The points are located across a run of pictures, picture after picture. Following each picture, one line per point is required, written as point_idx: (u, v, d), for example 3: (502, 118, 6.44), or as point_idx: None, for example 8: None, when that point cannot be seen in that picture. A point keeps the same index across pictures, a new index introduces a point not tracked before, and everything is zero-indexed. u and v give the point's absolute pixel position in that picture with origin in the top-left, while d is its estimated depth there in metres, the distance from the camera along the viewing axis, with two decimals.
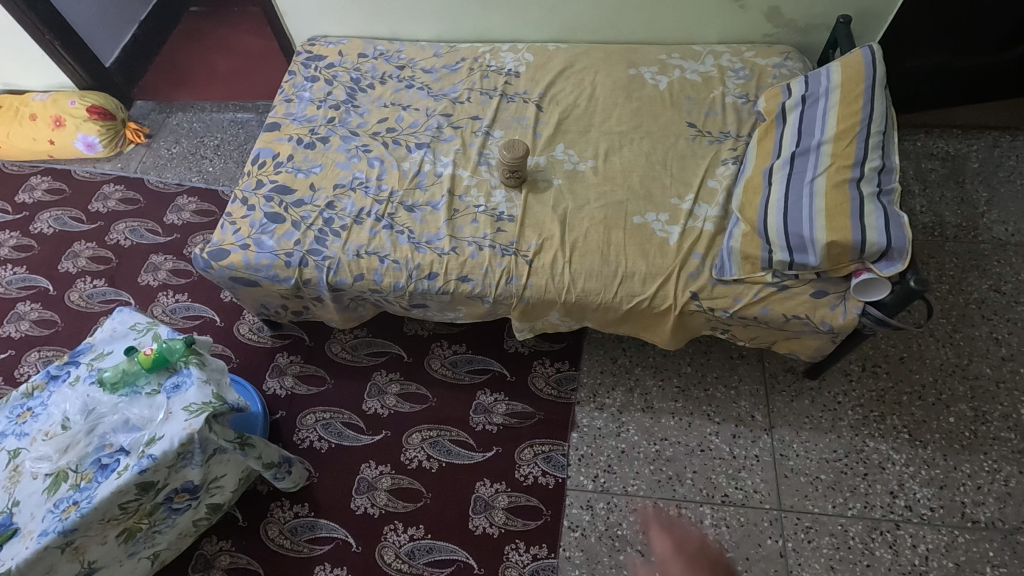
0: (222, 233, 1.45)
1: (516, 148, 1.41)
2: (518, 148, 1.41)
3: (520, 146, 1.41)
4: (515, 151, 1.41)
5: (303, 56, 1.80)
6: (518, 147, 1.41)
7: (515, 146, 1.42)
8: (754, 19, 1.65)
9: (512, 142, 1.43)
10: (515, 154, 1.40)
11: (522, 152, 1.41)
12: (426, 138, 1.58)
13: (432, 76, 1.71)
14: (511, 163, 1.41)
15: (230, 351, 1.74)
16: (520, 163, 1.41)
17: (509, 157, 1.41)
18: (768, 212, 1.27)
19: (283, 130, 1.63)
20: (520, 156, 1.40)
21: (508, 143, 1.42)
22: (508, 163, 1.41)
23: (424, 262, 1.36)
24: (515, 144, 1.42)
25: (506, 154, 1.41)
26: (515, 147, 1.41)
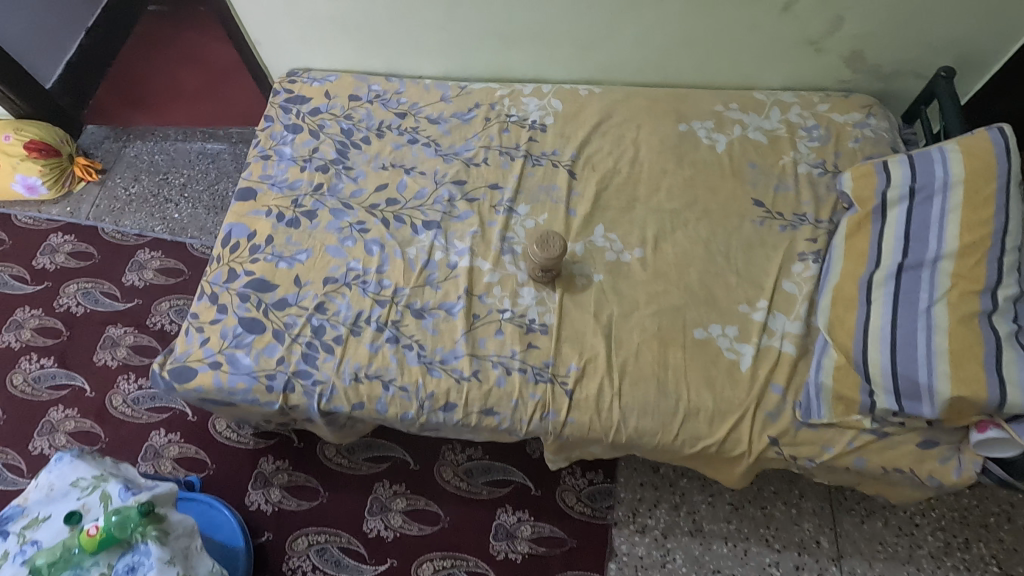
0: (186, 344, 1.18)
1: (551, 245, 1.17)
2: (555, 244, 1.17)
3: (556, 242, 1.17)
4: (551, 249, 1.16)
5: (282, 96, 1.49)
6: (554, 243, 1.17)
7: (548, 241, 1.17)
8: (832, 63, 1.35)
9: (544, 236, 1.18)
10: (549, 254, 1.16)
11: (560, 250, 1.16)
12: (436, 215, 1.30)
13: (440, 127, 1.41)
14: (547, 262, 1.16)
15: (206, 453, 1.48)
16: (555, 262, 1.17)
17: (544, 256, 1.16)
18: (869, 341, 1.02)
19: (259, 200, 1.34)
20: (556, 256, 1.16)
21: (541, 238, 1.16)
22: (541, 262, 1.16)
23: (439, 389, 1.11)
24: (547, 236, 1.18)
25: (536, 252, 1.16)
26: (550, 243, 1.17)
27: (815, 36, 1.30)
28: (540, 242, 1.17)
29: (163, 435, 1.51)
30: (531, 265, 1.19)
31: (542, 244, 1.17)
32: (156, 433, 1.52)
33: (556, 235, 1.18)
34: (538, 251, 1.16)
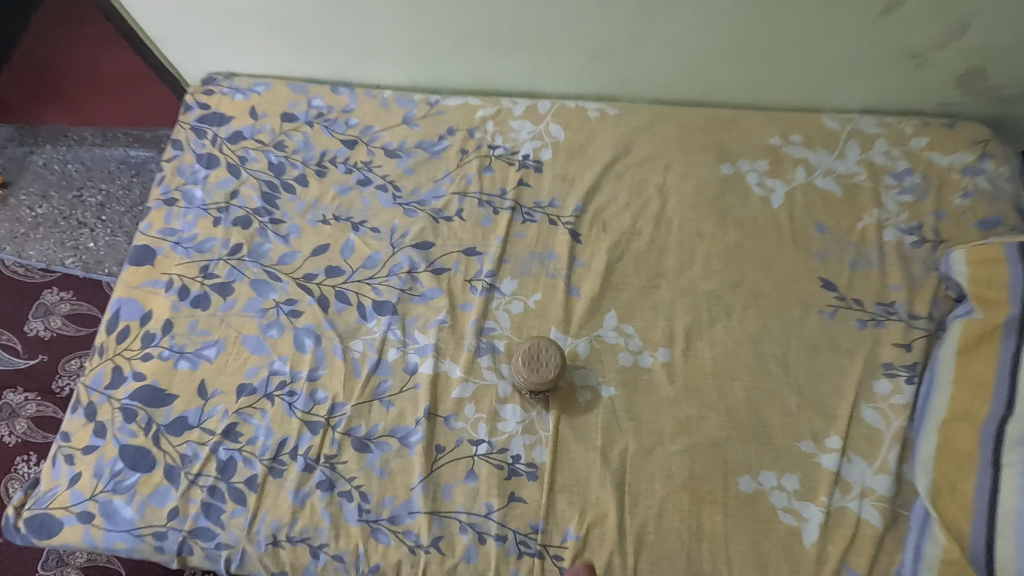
0: (52, 481, 0.87)
1: (544, 363, 0.87)
2: (552, 361, 0.87)
3: (553, 359, 0.87)
4: (544, 370, 0.86)
5: (194, 113, 1.13)
6: (550, 361, 0.87)
7: (542, 356, 0.87)
8: (935, 81, 0.98)
9: (537, 349, 0.88)
10: (540, 376, 0.86)
11: (556, 372, 0.86)
12: (391, 294, 0.96)
13: (401, 163, 1.07)
14: (536, 388, 0.86)
15: (120, 562, 1.21)
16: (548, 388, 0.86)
17: (530, 380, 0.86)
18: (1000, 532, 0.70)
19: (158, 266, 1.01)
20: (548, 380, 0.86)
21: (529, 354, 0.87)
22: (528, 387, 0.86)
23: (386, 562, 0.81)
24: (542, 348, 0.88)
25: (520, 371, 0.86)
26: (542, 360, 0.87)
27: (920, 46, 0.93)
28: (528, 357, 0.87)
29: None
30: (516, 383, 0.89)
31: (533, 360, 0.87)
32: None
33: (555, 347, 0.88)
34: (523, 370, 0.86)
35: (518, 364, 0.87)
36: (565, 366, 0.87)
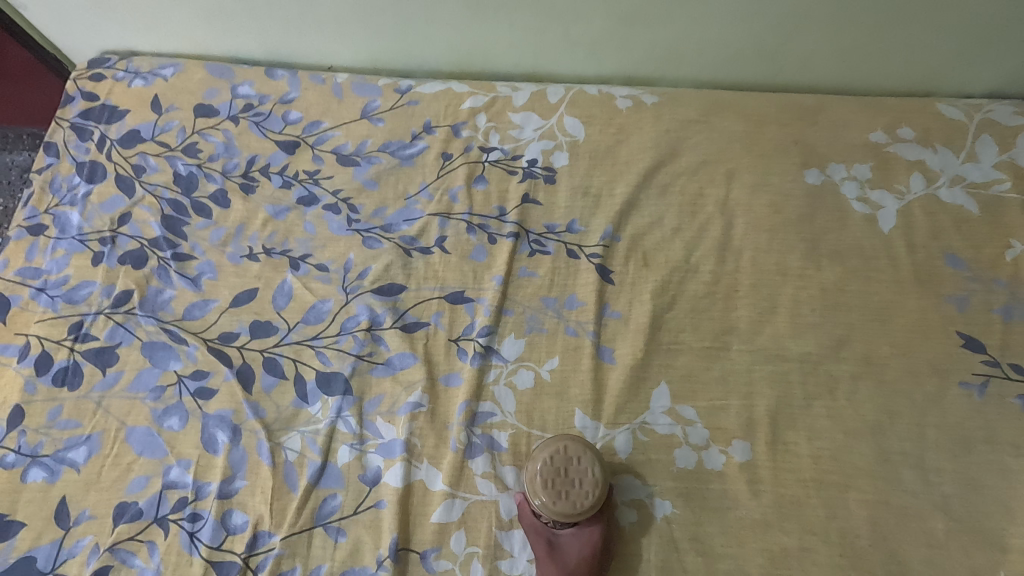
0: None
1: (575, 484, 0.57)
2: (588, 482, 0.57)
3: (591, 477, 0.58)
4: (576, 494, 0.57)
5: (76, 107, 0.83)
6: (585, 478, 0.58)
7: (571, 471, 0.58)
8: None
9: (563, 460, 0.58)
10: (570, 507, 0.56)
11: (595, 499, 0.57)
12: (344, 364, 0.67)
13: (360, 173, 0.77)
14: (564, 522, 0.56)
15: None
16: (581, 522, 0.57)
17: (554, 513, 0.56)
18: None
19: (11, 324, 0.71)
20: (582, 513, 0.56)
21: (553, 470, 0.58)
22: (551, 519, 0.57)
23: None
24: (572, 458, 0.59)
25: (536, 497, 0.57)
26: (572, 479, 0.57)
27: None
28: (549, 475, 0.58)
29: None
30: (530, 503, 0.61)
31: (559, 479, 0.58)
32: None
33: (592, 455, 0.59)
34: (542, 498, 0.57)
35: (533, 485, 0.57)
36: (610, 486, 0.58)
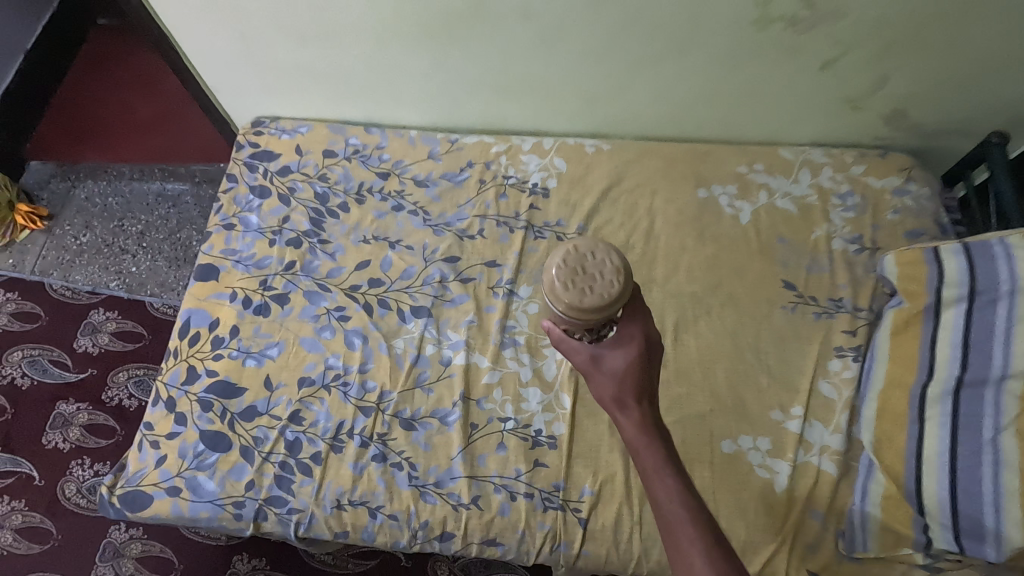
0: (140, 462, 1.03)
1: (596, 277, 0.66)
2: (609, 273, 0.66)
3: (609, 265, 0.66)
4: (600, 285, 0.65)
5: (246, 151, 1.31)
6: (604, 269, 0.66)
7: (588, 268, 0.66)
8: (869, 121, 1.19)
9: (578, 259, 0.67)
10: (599, 298, 0.65)
11: (620, 283, 0.65)
12: (427, 301, 1.14)
13: (429, 192, 1.25)
14: (595, 313, 0.65)
15: (171, 552, 1.34)
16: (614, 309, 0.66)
17: (587, 305, 0.65)
18: (925, 469, 0.90)
19: (223, 281, 1.17)
20: (612, 298, 0.65)
21: (570, 268, 0.66)
22: (582, 313, 0.66)
23: (433, 518, 0.97)
24: (586, 255, 0.67)
25: (564, 296, 0.65)
26: (591, 273, 0.66)
27: (854, 94, 1.14)
28: (569, 276, 0.66)
29: (123, 530, 1.36)
30: (562, 320, 0.70)
31: (580, 277, 0.66)
32: (114, 529, 1.36)
33: (602, 248, 0.67)
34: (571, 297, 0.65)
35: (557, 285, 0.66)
36: (631, 272, 0.66)
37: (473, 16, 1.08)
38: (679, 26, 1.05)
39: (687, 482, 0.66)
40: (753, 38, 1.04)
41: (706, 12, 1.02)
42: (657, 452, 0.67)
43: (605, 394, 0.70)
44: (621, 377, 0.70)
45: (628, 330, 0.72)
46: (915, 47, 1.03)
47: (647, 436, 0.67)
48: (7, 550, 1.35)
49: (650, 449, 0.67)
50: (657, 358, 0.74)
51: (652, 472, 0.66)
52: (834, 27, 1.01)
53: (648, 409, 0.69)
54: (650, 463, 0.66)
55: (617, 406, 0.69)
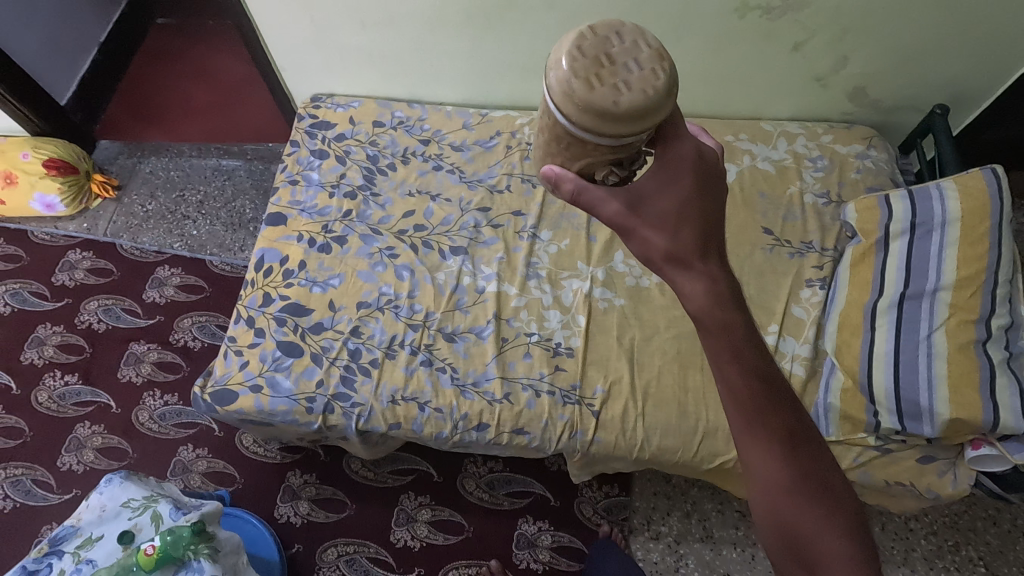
0: (226, 367, 1.23)
1: (631, 67, 0.59)
2: (645, 57, 0.60)
3: (637, 52, 0.60)
4: (629, 74, 0.59)
5: (307, 121, 1.54)
6: (630, 57, 0.60)
7: (613, 57, 0.60)
8: (836, 97, 1.42)
9: (600, 50, 0.60)
10: (641, 91, 0.58)
11: (662, 70, 0.60)
12: (463, 242, 1.35)
13: (464, 155, 1.47)
14: (634, 105, 0.58)
15: (234, 468, 1.54)
16: (661, 105, 0.60)
17: (628, 103, 0.58)
18: (875, 365, 1.11)
19: (290, 225, 1.38)
20: (657, 90, 0.59)
21: (596, 61, 0.60)
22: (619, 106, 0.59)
23: (472, 411, 1.18)
24: (608, 43, 0.60)
25: (597, 95, 0.59)
26: (617, 61, 0.60)
27: (822, 73, 1.37)
28: (597, 71, 0.59)
29: (191, 450, 1.56)
30: (581, 152, 0.68)
31: (606, 67, 0.60)
32: (184, 449, 1.56)
33: (627, 29, 0.61)
34: (604, 95, 0.58)
35: (588, 85, 0.59)
36: (668, 58, 0.61)
37: (504, 5, 1.31)
38: (673, 15, 1.28)
39: (758, 365, 0.61)
40: (736, 23, 1.27)
41: (695, 3, 1.25)
42: (730, 331, 0.60)
43: (655, 249, 0.65)
44: (674, 230, 0.65)
45: (672, 166, 0.68)
46: (866, 32, 1.27)
47: (718, 310, 0.61)
48: (90, 466, 1.55)
49: (721, 327, 0.60)
50: (713, 186, 0.68)
51: (722, 354, 0.60)
52: (800, 15, 1.24)
53: (715, 280, 0.62)
54: (720, 340, 0.60)
55: (673, 267, 0.64)
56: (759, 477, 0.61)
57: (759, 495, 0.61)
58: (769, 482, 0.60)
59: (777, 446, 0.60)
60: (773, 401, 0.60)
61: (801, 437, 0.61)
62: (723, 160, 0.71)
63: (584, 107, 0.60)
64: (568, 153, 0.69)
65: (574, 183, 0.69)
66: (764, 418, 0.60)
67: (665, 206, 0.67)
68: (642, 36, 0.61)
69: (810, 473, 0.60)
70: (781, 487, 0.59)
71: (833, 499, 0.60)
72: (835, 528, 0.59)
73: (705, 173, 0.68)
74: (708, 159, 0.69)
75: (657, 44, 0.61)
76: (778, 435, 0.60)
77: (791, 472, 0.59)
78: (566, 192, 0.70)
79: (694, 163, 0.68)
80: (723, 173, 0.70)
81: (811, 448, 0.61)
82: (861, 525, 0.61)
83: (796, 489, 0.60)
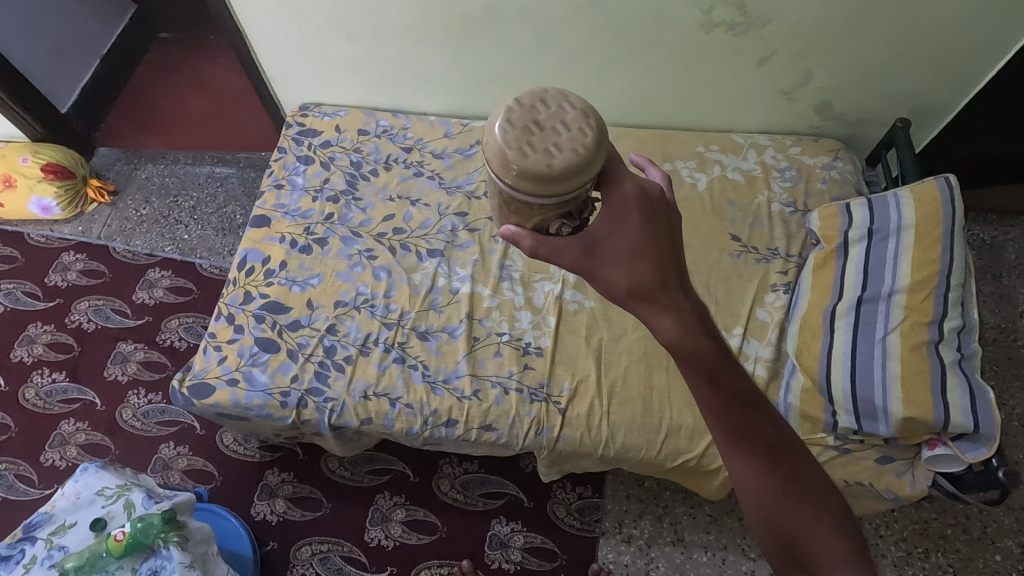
0: (205, 362, 1.26)
1: (560, 130, 0.59)
2: (572, 118, 0.60)
3: (562, 116, 0.60)
4: (558, 139, 0.59)
5: (294, 129, 1.60)
6: (557, 122, 0.60)
7: (541, 124, 0.60)
8: (803, 110, 1.47)
9: (526, 118, 0.60)
10: (572, 152, 0.58)
11: (590, 128, 0.60)
12: (440, 244, 1.40)
13: (444, 162, 1.52)
14: (569, 169, 0.58)
15: (213, 465, 1.56)
16: (595, 162, 0.59)
17: (562, 164, 0.58)
18: (833, 366, 1.14)
19: (273, 227, 1.43)
20: (588, 147, 0.59)
21: (524, 130, 0.59)
22: (555, 169, 0.58)
23: (442, 407, 1.20)
24: (533, 111, 0.60)
25: (531, 162, 0.58)
26: (545, 128, 0.59)
27: (787, 87, 1.42)
28: (526, 138, 0.59)
29: (172, 448, 1.59)
30: (529, 212, 0.65)
31: (535, 134, 0.59)
32: (165, 447, 1.59)
33: (551, 95, 0.61)
34: (538, 161, 0.58)
35: (521, 153, 0.58)
36: (595, 114, 0.61)
37: (482, 20, 1.37)
38: (642, 29, 1.33)
39: (733, 383, 0.62)
40: (703, 38, 1.33)
41: (663, 18, 1.30)
42: (702, 357, 0.61)
43: (618, 290, 0.63)
44: (632, 267, 0.63)
45: (617, 209, 0.64)
46: (828, 48, 1.32)
47: (688, 338, 0.62)
48: (72, 462, 1.58)
49: (693, 354, 0.61)
50: (665, 215, 0.66)
51: (697, 377, 0.61)
52: (763, 31, 1.30)
53: (682, 309, 0.63)
54: (693, 365, 0.61)
55: (640, 304, 0.63)
56: (747, 491, 0.61)
57: (750, 507, 0.61)
58: (757, 494, 0.60)
59: (759, 458, 0.61)
60: (749, 416, 0.62)
61: (781, 446, 0.62)
62: (670, 190, 0.69)
63: (520, 176, 0.59)
64: (517, 214, 0.66)
65: (531, 240, 0.65)
66: (744, 434, 0.61)
67: (620, 246, 0.64)
68: (565, 97, 0.61)
69: (796, 478, 0.61)
70: (769, 497, 0.60)
71: (822, 500, 0.61)
72: (827, 526, 0.60)
73: (653, 208, 0.65)
74: (654, 193, 0.66)
75: (581, 103, 0.61)
76: (759, 448, 0.61)
77: (776, 481, 0.60)
78: (524, 251, 0.66)
79: (639, 200, 0.64)
80: (673, 204, 0.67)
81: (793, 455, 0.62)
82: (850, 520, 0.62)
83: (784, 497, 0.60)
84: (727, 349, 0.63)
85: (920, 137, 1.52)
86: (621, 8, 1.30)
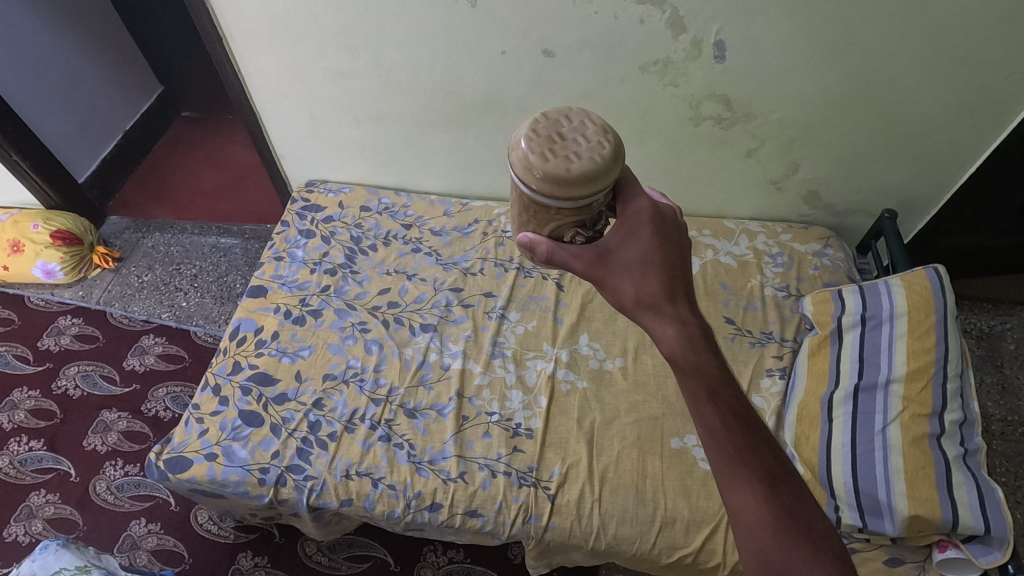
0: (185, 434, 1.22)
1: (580, 140, 0.61)
2: (592, 132, 0.62)
3: (585, 126, 0.62)
4: (577, 148, 0.61)
5: (299, 204, 1.65)
6: (580, 133, 0.62)
7: (564, 133, 0.62)
8: (792, 200, 1.52)
9: (551, 127, 0.62)
10: (590, 160, 0.60)
11: (609, 141, 0.62)
12: (433, 318, 1.40)
13: (442, 239, 1.55)
14: (586, 176, 0.60)
15: (184, 546, 1.48)
16: (609, 172, 0.61)
17: (580, 170, 0.60)
18: (833, 457, 1.10)
19: (269, 298, 1.44)
20: (606, 158, 0.61)
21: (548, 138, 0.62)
22: (573, 176, 0.60)
23: (426, 489, 1.15)
24: (557, 122, 0.63)
25: (551, 165, 0.60)
26: (568, 138, 0.61)
27: (776, 178, 1.47)
28: (550, 145, 0.61)
29: (143, 525, 1.51)
30: (546, 217, 0.67)
31: (557, 142, 0.61)
32: (136, 523, 1.51)
33: (578, 111, 0.64)
34: (557, 164, 0.60)
35: (543, 157, 0.61)
36: (613, 130, 0.63)
37: (482, 110, 1.45)
38: (634, 121, 1.41)
39: (735, 404, 0.61)
40: (692, 131, 1.40)
41: (653, 112, 1.38)
42: (704, 372, 0.61)
43: (625, 298, 0.65)
44: (640, 278, 0.65)
45: (630, 221, 0.67)
46: (811, 143, 1.38)
47: (691, 353, 0.62)
48: (36, 538, 1.49)
49: (695, 369, 0.62)
50: (676, 232, 0.68)
51: (697, 394, 0.61)
52: (749, 125, 1.37)
53: (687, 322, 0.63)
54: (693, 380, 0.61)
55: (644, 314, 0.65)
56: (743, 521, 0.58)
57: (744, 539, 0.58)
58: (752, 526, 0.57)
59: (757, 485, 0.58)
60: (750, 440, 0.60)
61: (780, 476, 0.59)
62: (681, 213, 0.72)
63: (542, 178, 0.60)
64: (535, 220, 0.68)
65: (548, 245, 0.68)
66: (744, 458, 0.59)
67: (631, 256, 0.67)
68: (587, 114, 0.64)
69: (792, 513, 0.58)
70: (764, 529, 0.57)
71: (818, 540, 0.57)
72: (824, 570, 0.56)
73: (664, 224, 0.68)
74: (666, 212, 0.69)
75: (601, 120, 0.64)
76: (759, 475, 0.58)
77: (774, 513, 0.58)
78: (540, 256, 0.69)
79: (652, 215, 0.68)
80: (683, 225, 0.70)
81: (793, 487, 0.60)
82: (848, 567, 0.57)
83: (780, 531, 0.57)
84: (731, 372, 0.62)
85: (909, 228, 1.55)
86: (614, 101, 1.37)
